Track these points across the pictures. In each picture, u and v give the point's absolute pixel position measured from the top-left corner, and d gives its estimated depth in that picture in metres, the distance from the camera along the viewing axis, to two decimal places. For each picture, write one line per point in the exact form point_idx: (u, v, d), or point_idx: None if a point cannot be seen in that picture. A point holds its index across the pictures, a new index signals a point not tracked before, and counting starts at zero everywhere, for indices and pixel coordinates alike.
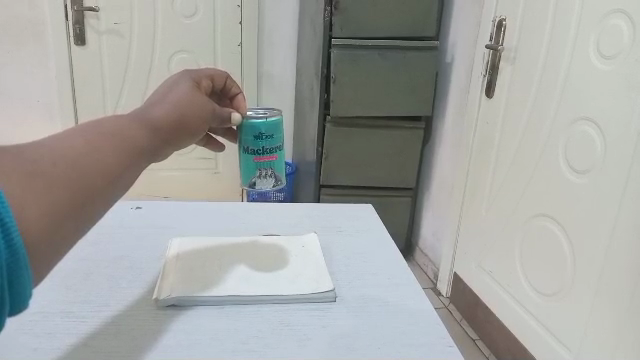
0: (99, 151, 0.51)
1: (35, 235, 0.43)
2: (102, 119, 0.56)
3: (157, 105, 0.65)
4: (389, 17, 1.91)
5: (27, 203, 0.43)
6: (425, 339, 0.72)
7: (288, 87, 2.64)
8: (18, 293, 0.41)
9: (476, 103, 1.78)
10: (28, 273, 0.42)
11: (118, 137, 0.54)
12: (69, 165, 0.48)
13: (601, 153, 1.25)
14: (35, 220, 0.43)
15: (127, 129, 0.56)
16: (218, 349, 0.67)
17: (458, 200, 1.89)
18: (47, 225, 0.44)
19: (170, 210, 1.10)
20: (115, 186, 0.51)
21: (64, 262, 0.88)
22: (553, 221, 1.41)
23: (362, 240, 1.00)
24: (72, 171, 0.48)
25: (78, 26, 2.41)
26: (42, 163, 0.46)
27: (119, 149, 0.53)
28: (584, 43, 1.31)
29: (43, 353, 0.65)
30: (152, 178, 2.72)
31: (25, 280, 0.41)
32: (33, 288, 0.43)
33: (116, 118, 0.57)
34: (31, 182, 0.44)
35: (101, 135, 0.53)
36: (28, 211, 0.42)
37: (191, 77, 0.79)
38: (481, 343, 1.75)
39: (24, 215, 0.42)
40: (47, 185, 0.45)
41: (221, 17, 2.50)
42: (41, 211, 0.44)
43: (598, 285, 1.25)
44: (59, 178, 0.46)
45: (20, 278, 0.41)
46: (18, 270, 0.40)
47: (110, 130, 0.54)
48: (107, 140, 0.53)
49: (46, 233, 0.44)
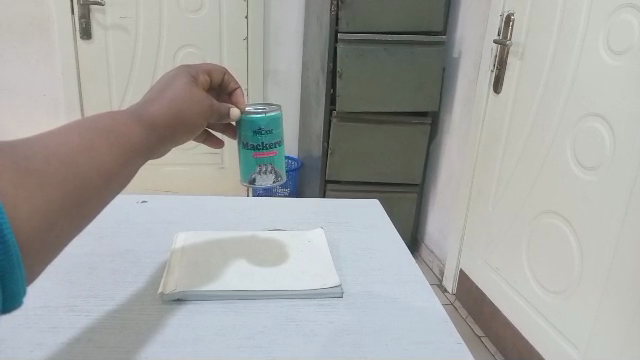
0: (95, 149, 0.51)
1: (29, 232, 0.42)
2: (98, 116, 0.55)
3: (155, 101, 0.64)
4: (395, 12, 1.90)
5: (19, 201, 0.42)
6: (433, 336, 0.71)
7: (294, 82, 2.63)
8: (11, 291, 0.41)
9: (483, 98, 1.76)
10: (21, 271, 0.41)
11: (115, 134, 0.54)
12: (64, 163, 0.47)
13: (610, 149, 1.24)
14: (30, 217, 0.42)
15: (124, 127, 0.56)
16: (225, 345, 0.67)
17: (464, 197, 1.88)
18: (41, 223, 0.43)
19: (175, 205, 1.10)
20: (111, 184, 0.51)
21: (69, 257, 0.87)
22: (560, 219, 1.40)
23: (367, 236, 1.00)
24: (65, 169, 0.47)
25: (84, 21, 2.40)
26: (36, 160, 0.46)
27: (116, 147, 0.53)
28: (594, 37, 1.29)
29: (46, 348, 0.65)
30: (158, 174, 2.72)
31: (19, 279, 0.41)
32: (27, 286, 0.42)
33: (113, 115, 0.56)
34: (24, 180, 0.43)
35: (97, 132, 0.52)
36: (20, 208, 0.42)
37: (189, 73, 0.79)
38: (486, 341, 1.74)
39: (18, 213, 0.41)
40: (40, 183, 0.45)
41: (226, 13, 2.49)
42: (35, 209, 0.43)
43: (606, 283, 1.24)
44: (53, 176, 0.46)
45: (13, 277, 0.40)
46: (11, 269, 0.40)
47: (105, 127, 0.54)
48: (104, 138, 0.53)
49: (39, 230, 0.43)
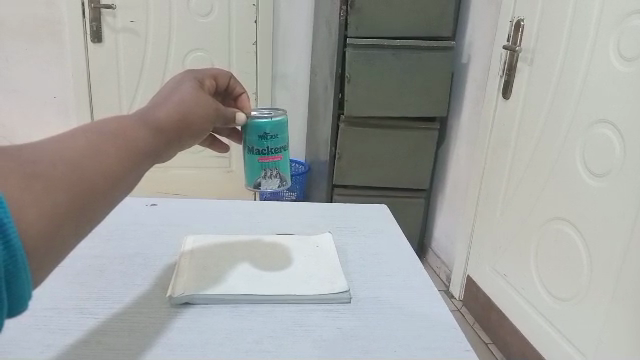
0: (99, 152, 0.51)
1: (34, 234, 0.42)
2: (102, 121, 0.56)
3: (161, 105, 0.65)
4: (404, 16, 1.90)
5: (25, 204, 0.42)
6: (441, 341, 0.71)
7: (303, 86, 2.64)
8: (15, 292, 0.41)
9: (492, 104, 1.76)
10: (25, 273, 0.41)
11: (119, 138, 0.54)
12: (70, 166, 0.48)
13: (620, 155, 1.23)
14: (35, 220, 0.43)
15: (129, 129, 0.56)
16: (232, 348, 0.67)
17: (472, 202, 1.88)
18: (45, 227, 0.43)
19: (185, 208, 1.10)
20: (116, 187, 0.51)
21: (78, 259, 0.88)
22: (569, 225, 1.39)
23: (376, 242, 0.99)
24: (69, 173, 0.47)
25: (95, 24, 2.42)
26: (41, 165, 0.46)
27: (120, 151, 0.53)
28: (605, 43, 1.28)
29: (54, 349, 0.65)
30: (166, 176, 2.73)
31: (23, 282, 0.41)
32: (32, 289, 0.43)
33: (118, 119, 0.57)
34: (30, 184, 0.44)
35: (102, 136, 0.53)
36: (26, 211, 0.42)
37: (194, 78, 0.79)
38: (494, 347, 1.73)
39: (23, 216, 0.42)
40: (46, 187, 0.45)
41: (236, 16, 2.50)
42: (40, 212, 0.43)
43: (614, 290, 1.23)
44: (59, 179, 0.46)
45: (18, 279, 0.40)
46: (16, 271, 0.40)
47: (111, 131, 0.54)
48: (108, 142, 0.53)
49: (43, 234, 0.43)
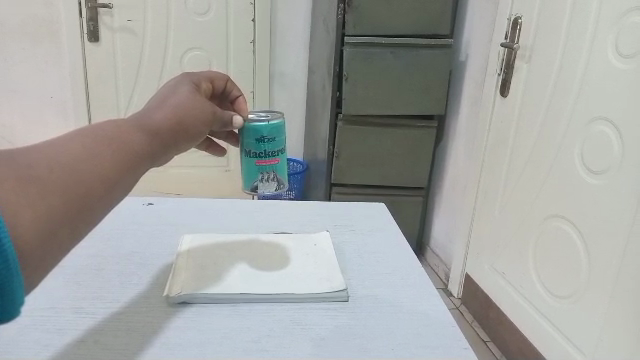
0: (96, 156, 0.51)
1: (29, 239, 0.42)
2: (99, 124, 0.55)
3: (158, 108, 0.64)
4: (402, 15, 1.90)
5: (21, 208, 0.42)
6: (440, 340, 0.70)
7: (301, 85, 2.63)
8: (8, 298, 0.40)
9: (490, 101, 1.76)
10: (19, 278, 0.41)
11: (115, 141, 0.54)
12: (66, 170, 0.48)
13: (619, 152, 1.23)
14: (30, 225, 0.42)
15: (126, 133, 0.56)
16: (230, 348, 0.67)
17: (470, 200, 1.88)
18: (41, 230, 0.43)
19: (182, 208, 1.10)
20: (113, 192, 0.51)
21: (76, 258, 0.88)
22: (567, 222, 1.39)
23: (374, 240, 0.99)
24: (66, 177, 0.47)
25: (92, 23, 2.42)
26: (37, 168, 0.46)
27: (117, 155, 0.53)
28: (603, 41, 1.28)
29: (51, 349, 0.65)
30: (164, 176, 2.73)
31: (16, 288, 0.41)
32: (26, 294, 0.42)
33: (115, 122, 0.56)
34: (25, 188, 0.43)
35: (99, 141, 0.53)
36: (22, 216, 0.42)
37: (191, 81, 0.79)
38: (492, 345, 1.73)
39: (18, 220, 0.41)
40: (43, 192, 0.45)
41: (234, 15, 2.50)
42: (36, 216, 0.43)
43: (613, 288, 1.23)
44: (55, 183, 0.46)
45: (11, 284, 0.40)
46: (10, 276, 0.40)
47: (108, 135, 0.54)
48: (106, 147, 0.52)
49: (38, 237, 0.43)
